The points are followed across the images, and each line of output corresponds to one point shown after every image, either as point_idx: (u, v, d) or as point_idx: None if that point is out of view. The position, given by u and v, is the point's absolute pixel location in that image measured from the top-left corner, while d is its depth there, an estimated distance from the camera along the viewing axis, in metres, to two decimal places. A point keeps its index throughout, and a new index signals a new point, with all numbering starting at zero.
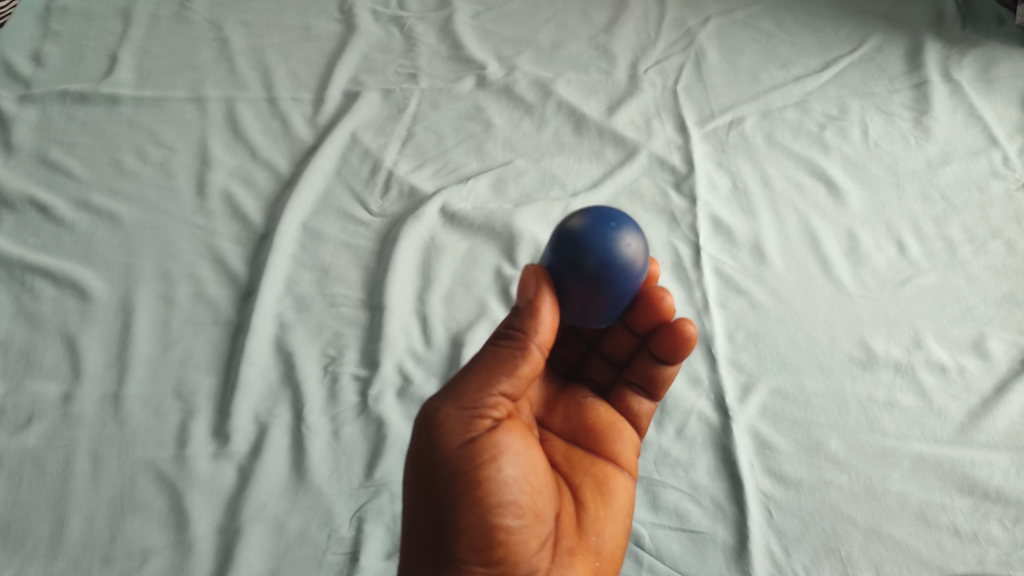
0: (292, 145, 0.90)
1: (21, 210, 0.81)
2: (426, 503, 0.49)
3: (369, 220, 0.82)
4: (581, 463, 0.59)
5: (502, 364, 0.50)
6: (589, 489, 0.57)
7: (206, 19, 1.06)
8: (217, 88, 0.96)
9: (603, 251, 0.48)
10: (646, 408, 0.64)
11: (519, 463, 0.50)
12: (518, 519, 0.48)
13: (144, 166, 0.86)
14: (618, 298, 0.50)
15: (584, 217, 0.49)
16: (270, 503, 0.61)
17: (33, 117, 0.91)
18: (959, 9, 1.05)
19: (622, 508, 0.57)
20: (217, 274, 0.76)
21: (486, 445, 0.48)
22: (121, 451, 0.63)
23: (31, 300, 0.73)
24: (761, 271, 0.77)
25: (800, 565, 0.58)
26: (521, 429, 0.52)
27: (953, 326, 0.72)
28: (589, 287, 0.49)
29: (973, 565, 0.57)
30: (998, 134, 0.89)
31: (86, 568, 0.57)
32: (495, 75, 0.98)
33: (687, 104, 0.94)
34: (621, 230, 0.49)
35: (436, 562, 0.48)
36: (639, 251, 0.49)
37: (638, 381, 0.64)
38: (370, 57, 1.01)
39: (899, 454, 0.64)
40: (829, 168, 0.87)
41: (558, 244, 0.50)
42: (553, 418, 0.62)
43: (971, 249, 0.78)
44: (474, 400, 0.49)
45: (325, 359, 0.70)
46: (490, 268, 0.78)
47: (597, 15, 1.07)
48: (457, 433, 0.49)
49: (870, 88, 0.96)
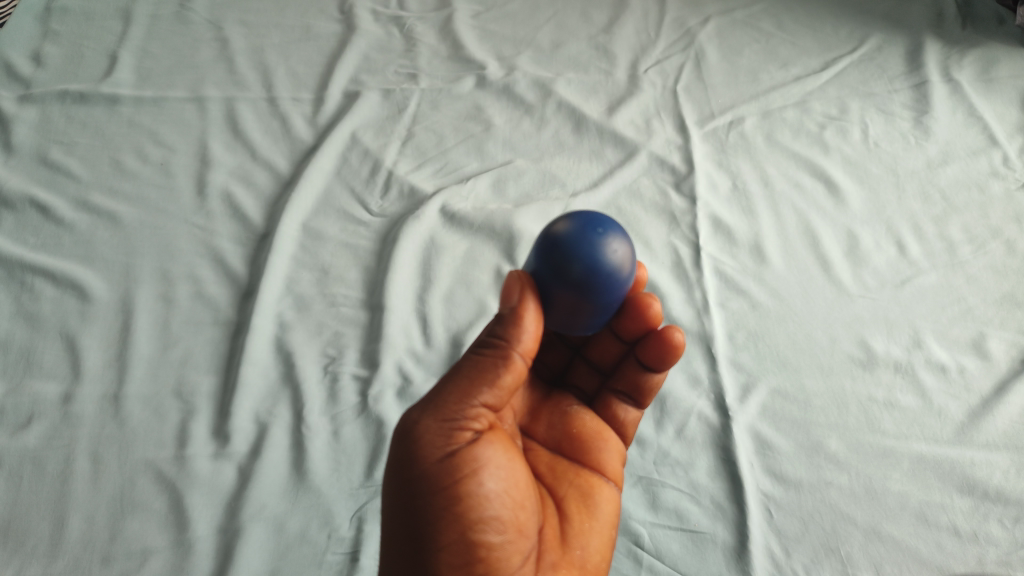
0: (292, 145, 0.90)
1: (21, 209, 0.81)
2: (405, 518, 0.49)
3: (369, 220, 0.82)
4: (565, 473, 0.58)
5: (483, 374, 0.50)
6: (573, 501, 0.56)
7: (206, 19, 1.06)
8: (218, 87, 0.96)
9: (590, 257, 0.47)
10: (632, 416, 0.64)
11: (501, 477, 0.49)
12: (500, 535, 0.48)
13: (143, 166, 0.86)
14: (605, 304, 0.49)
15: (569, 222, 0.49)
16: (270, 502, 0.61)
17: (33, 117, 0.90)
18: (959, 9, 1.05)
19: (607, 520, 0.57)
20: (217, 274, 0.76)
21: (467, 459, 0.48)
22: (121, 450, 0.63)
23: (30, 300, 0.73)
24: (761, 271, 0.77)
25: (800, 565, 0.58)
26: (504, 440, 0.52)
27: (953, 326, 0.72)
28: (574, 293, 0.48)
29: (973, 565, 0.57)
30: (998, 134, 0.89)
31: (86, 568, 0.57)
32: (495, 74, 0.98)
33: (688, 104, 0.95)
34: (607, 236, 0.48)
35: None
36: (626, 257, 0.48)
37: (625, 390, 0.64)
38: (370, 57, 1.01)
39: (899, 453, 0.64)
40: (828, 168, 0.87)
41: (543, 249, 0.49)
42: (537, 427, 0.62)
43: (970, 249, 0.78)
44: (456, 411, 0.50)
45: (325, 359, 0.70)
46: (488, 269, 0.77)
47: (597, 16, 1.07)
48: (438, 446, 0.49)
49: (870, 88, 0.96)
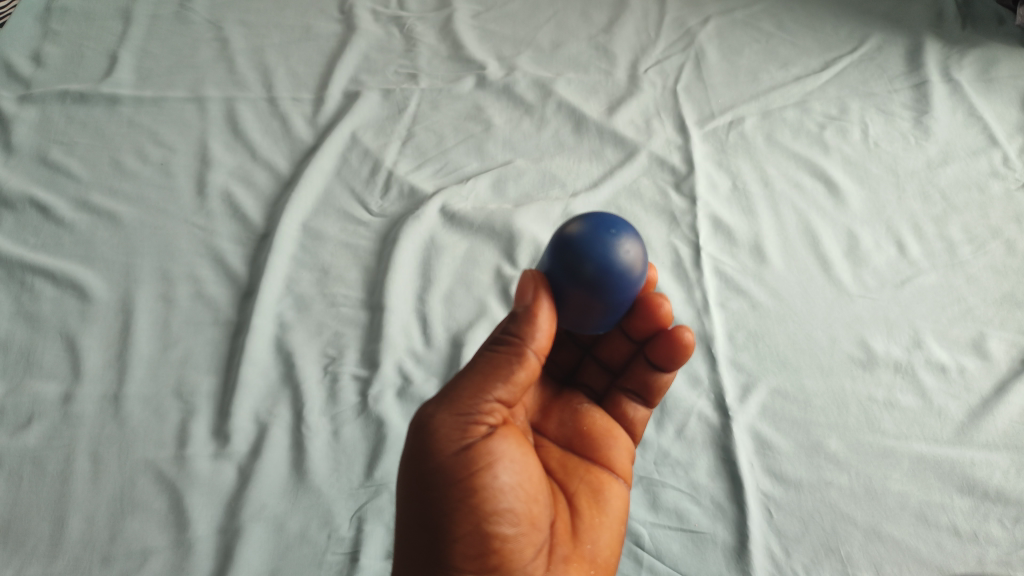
0: (292, 145, 0.90)
1: (21, 209, 0.81)
2: (420, 510, 0.49)
3: (369, 220, 0.82)
4: (575, 469, 0.58)
5: (498, 370, 0.50)
6: (584, 496, 0.56)
7: (206, 19, 1.06)
8: (218, 87, 0.96)
9: (603, 257, 0.47)
10: (641, 415, 0.64)
11: (515, 470, 0.49)
12: (514, 527, 0.48)
13: (144, 166, 0.86)
14: (616, 304, 0.49)
15: (582, 223, 0.49)
16: (270, 502, 0.61)
17: (33, 117, 0.90)
18: (959, 9, 1.05)
19: (617, 515, 0.57)
20: (218, 274, 0.76)
21: (482, 452, 0.48)
22: (121, 450, 0.63)
23: (30, 300, 0.73)
24: (761, 271, 0.77)
25: (800, 565, 0.58)
26: (517, 435, 0.52)
27: (953, 326, 0.72)
28: (587, 293, 0.48)
29: (973, 565, 0.57)
30: (997, 134, 0.89)
31: (86, 568, 0.57)
32: (495, 75, 0.98)
33: (687, 104, 0.95)
34: (620, 236, 0.48)
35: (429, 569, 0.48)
36: (638, 257, 0.48)
37: (633, 388, 0.64)
38: (370, 57, 1.01)
39: (899, 453, 0.64)
40: (828, 168, 0.87)
41: (556, 250, 0.49)
42: (547, 424, 0.62)
43: (969, 249, 0.78)
44: (470, 406, 0.49)
45: (325, 359, 0.70)
46: (489, 269, 0.78)
47: (597, 16, 1.07)
48: (453, 439, 0.49)
49: (870, 88, 0.96)
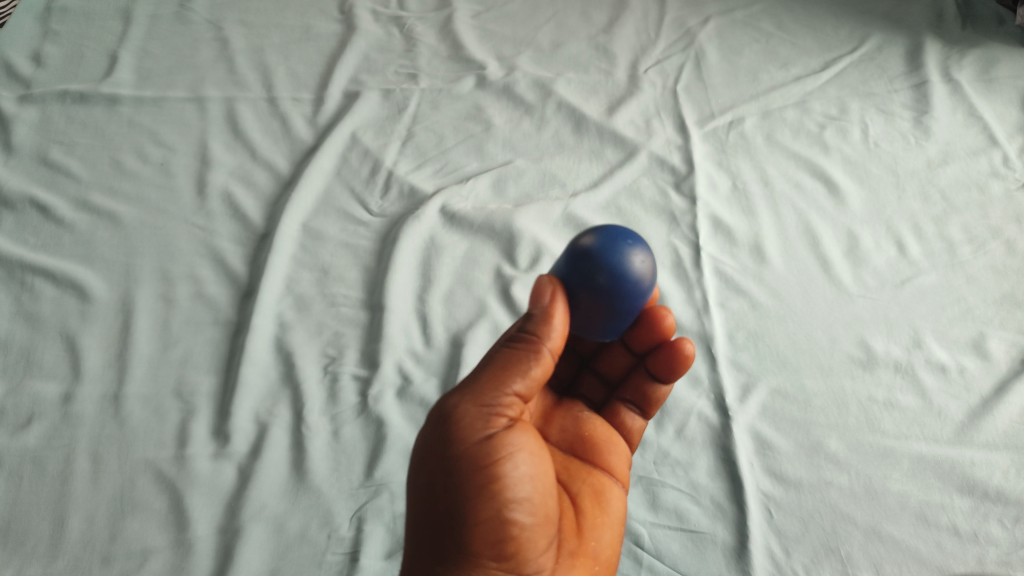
0: (292, 145, 0.90)
1: (21, 209, 0.81)
2: (439, 495, 0.48)
3: (369, 220, 0.82)
4: (578, 471, 0.58)
5: (520, 363, 0.50)
6: (587, 497, 0.56)
7: (206, 19, 1.06)
8: (218, 87, 0.96)
9: (616, 267, 0.48)
10: (638, 425, 0.64)
11: (533, 462, 0.50)
12: (530, 517, 0.48)
13: (144, 166, 0.86)
14: (625, 314, 0.50)
15: (596, 235, 0.50)
16: (270, 502, 0.61)
17: (33, 117, 0.90)
18: (959, 9, 1.05)
19: (618, 517, 0.57)
20: (218, 274, 0.76)
21: (503, 441, 0.48)
22: (121, 450, 0.63)
23: (30, 300, 0.73)
24: (761, 271, 0.77)
25: (800, 565, 0.58)
26: (532, 431, 0.52)
27: (953, 326, 0.72)
28: (600, 300, 0.49)
29: (973, 565, 0.57)
30: (998, 134, 0.89)
31: (86, 568, 0.57)
32: (495, 74, 0.98)
33: (687, 104, 0.95)
34: (634, 248, 0.49)
35: (446, 555, 0.47)
36: (649, 269, 0.50)
37: (631, 398, 0.64)
38: (370, 57, 1.01)
39: (899, 453, 0.64)
40: (828, 168, 0.87)
41: (571, 258, 0.50)
42: (549, 430, 0.62)
43: (969, 249, 0.78)
44: (492, 397, 0.50)
45: (325, 359, 0.70)
46: (489, 269, 0.78)
47: (597, 16, 1.07)
48: (476, 427, 0.49)
49: (870, 88, 0.96)
